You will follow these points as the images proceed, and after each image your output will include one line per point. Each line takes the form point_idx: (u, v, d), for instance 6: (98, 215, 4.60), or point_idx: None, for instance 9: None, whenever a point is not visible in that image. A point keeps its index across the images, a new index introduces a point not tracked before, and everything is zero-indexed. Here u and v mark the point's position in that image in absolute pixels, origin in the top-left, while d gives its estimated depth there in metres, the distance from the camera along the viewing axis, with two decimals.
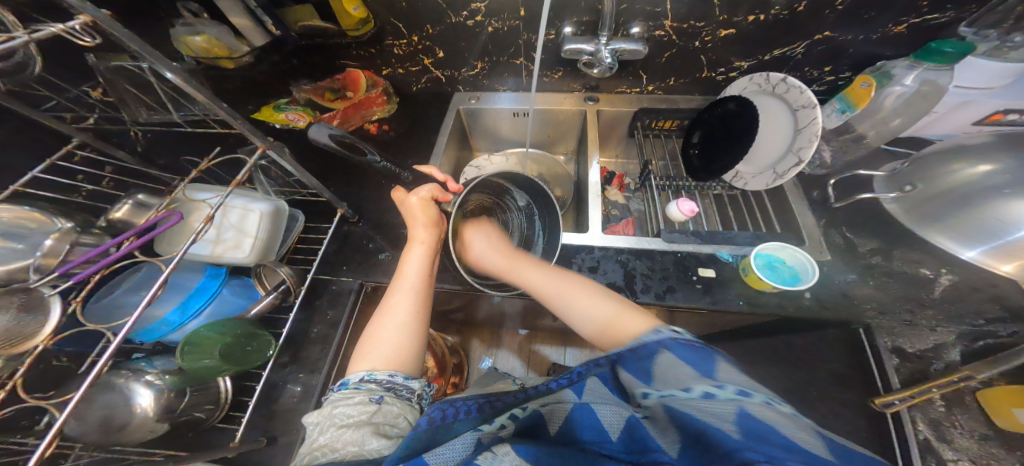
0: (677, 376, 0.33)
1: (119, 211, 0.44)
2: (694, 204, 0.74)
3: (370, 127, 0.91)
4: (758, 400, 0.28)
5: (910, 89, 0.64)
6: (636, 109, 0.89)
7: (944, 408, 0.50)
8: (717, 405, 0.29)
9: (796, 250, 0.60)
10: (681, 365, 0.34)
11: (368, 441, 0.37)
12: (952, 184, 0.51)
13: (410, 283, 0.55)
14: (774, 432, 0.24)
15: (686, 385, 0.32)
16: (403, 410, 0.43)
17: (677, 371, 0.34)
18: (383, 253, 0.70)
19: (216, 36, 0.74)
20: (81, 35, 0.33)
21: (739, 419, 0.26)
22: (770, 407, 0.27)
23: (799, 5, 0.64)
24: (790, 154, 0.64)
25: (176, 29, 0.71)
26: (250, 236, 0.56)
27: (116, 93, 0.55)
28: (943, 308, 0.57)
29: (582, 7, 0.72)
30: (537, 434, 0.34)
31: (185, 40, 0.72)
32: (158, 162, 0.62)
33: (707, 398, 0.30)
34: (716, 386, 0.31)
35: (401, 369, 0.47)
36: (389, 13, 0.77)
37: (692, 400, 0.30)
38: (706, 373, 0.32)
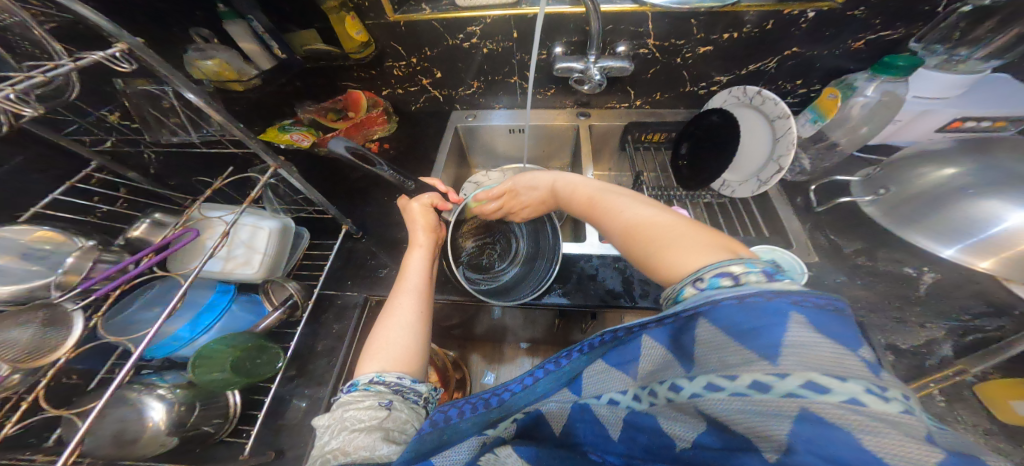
0: (722, 355, 0.25)
1: (136, 230, 0.45)
2: (686, 212, 0.77)
3: (371, 146, 0.94)
4: (836, 398, 0.20)
5: (873, 99, 0.68)
6: (626, 123, 0.94)
7: (944, 404, 0.53)
8: (763, 401, 0.22)
9: (785, 253, 0.62)
10: (730, 344, 0.25)
11: (379, 446, 0.38)
12: (923, 187, 0.54)
13: (412, 285, 0.57)
14: (843, 447, 0.18)
15: (731, 372, 0.24)
16: (410, 415, 0.43)
17: (727, 351, 0.25)
18: (385, 268, 0.72)
19: (226, 60, 0.78)
20: (120, 62, 0.35)
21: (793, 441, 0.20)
22: (849, 410, 0.19)
23: (769, 23, 0.69)
24: (771, 162, 0.68)
25: (189, 54, 0.75)
26: (259, 253, 0.58)
27: (138, 114, 0.58)
28: (930, 305, 0.59)
29: (571, 29, 0.77)
30: (541, 431, 0.36)
31: (197, 65, 0.76)
32: (170, 182, 0.64)
33: (756, 393, 0.22)
34: (776, 374, 0.22)
35: (408, 372, 0.48)
36: (389, 37, 0.82)
37: (735, 397, 0.23)
38: (763, 352, 0.23)
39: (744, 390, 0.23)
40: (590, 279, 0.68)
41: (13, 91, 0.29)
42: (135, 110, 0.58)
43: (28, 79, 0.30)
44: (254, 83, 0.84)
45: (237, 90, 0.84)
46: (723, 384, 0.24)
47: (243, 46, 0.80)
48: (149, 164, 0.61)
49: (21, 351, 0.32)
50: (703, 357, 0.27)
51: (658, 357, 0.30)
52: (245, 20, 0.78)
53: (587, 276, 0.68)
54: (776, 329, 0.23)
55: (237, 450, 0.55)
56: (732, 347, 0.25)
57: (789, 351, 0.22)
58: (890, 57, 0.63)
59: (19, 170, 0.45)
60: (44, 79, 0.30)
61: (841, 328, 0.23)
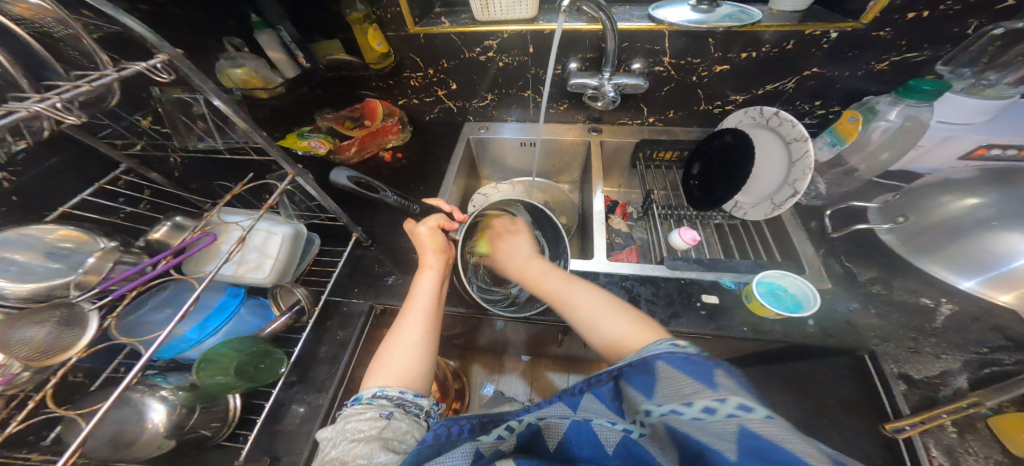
0: (679, 386, 0.30)
1: (157, 232, 0.46)
2: (696, 233, 0.77)
3: (384, 155, 0.95)
4: (760, 415, 0.26)
5: (895, 124, 0.67)
6: (638, 140, 0.94)
7: (956, 435, 0.48)
8: (717, 424, 0.27)
9: (797, 278, 0.61)
10: (682, 377, 0.31)
11: (376, 454, 0.39)
12: (944, 216, 0.53)
13: (421, 304, 0.57)
14: (777, 453, 0.24)
15: (687, 398, 0.29)
16: (411, 426, 0.44)
17: (678, 386, 0.31)
18: (392, 277, 0.73)
19: (254, 69, 0.80)
20: (158, 72, 0.37)
21: (742, 451, 0.25)
22: (770, 422, 0.26)
23: (788, 43, 0.70)
24: (786, 185, 0.66)
25: (220, 63, 0.77)
26: (271, 258, 0.59)
27: (169, 123, 0.61)
28: (945, 337, 0.55)
29: (587, 45, 0.79)
30: (538, 446, 0.35)
31: (227, 73, 0.77)
32: (191, 186, 0.64)
33: (708, 416, 0.28)
34: (718, 400, 0.28)
35: (410, 387, 0.48)
36: (409, 48, 0.84)
37: (694, 421, 0.28)
38: (706, 383, 0.29)
39: (698, 414, 0.28)
40: None
41: (60, 100, 0.30)
42: (168, 119, 0.60)
43: (73, 88, 0.31)
44: (278, 91, 0.87)
45: (262, 98, 0.87)
46: (682, 409, 0.29)
47: (269, 55, 0.83)
48: (174, 168, 0.61)
49: (37, 349, 0.33)
50: (664, 390, 0.31)
51: (631, 395, 0.34)
52: (274, 31, 0.80)
53: None
54: (704, 370, 0.30)
55: (232, 455, 0.54)
56: (682, 380, 0.31)
57: (720, 382, 0.29)
58: (916, 81, 0.60)
59: (51, 170, 0.47)
60: (90, 89, 0.31)
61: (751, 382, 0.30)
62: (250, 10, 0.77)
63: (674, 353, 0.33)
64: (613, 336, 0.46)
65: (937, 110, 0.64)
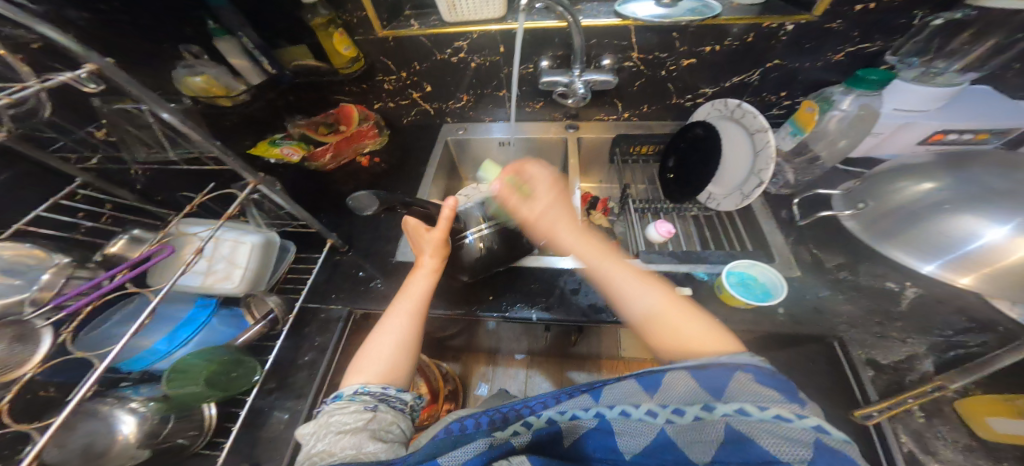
0: (752, 394, 0.34)
1: (114, 246, 0.47)
2: (672, 226, 0.78)
3: (361, 160, 0.95)
4: (837, 437, 0.28)
5: (850, 113, 0.64)
6: (614, 136, 0.95)
7: (924, 419, 0.48)
8: (788, 429, 0.29)
9: (766, 267, 0.61)
10: (766, 389, 0.34)
11: (365, 444, 0.39)
12: (900, 202, 0.54)
13: (407, 307, 0.57)
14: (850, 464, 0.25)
15: (761, 405, 0.32)
16: (396, 418, 0.45)
17: (760, 395, 0.33)
18: (376, 281, 0.73)
19: (214, 76, 0.77)
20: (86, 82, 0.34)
21: (815, 454, 0.26)
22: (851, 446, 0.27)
23: (749, 36, 0.71)
24: (752, 176, 0.67)
25: (177, 70, 0.73)
26: (240, 267, 0.59)
27: (120, 133, 0.60)
28: (912, 321, 0.55)
29: (557, 43, 0.80)
30: (554, 445, 0.38)
31: (185, 81, 0.74)
32: (156, 198, 0.65)
33: (778, 421, 0.30)
34: (797, 414, 0.30)
35: (393, 383, 0.49)
36: (379, 51, 0.85)
37: (761, 422, 0.30)
38: (791, 401, 0.32)
39: (768, 418, 0.30)
40: (572, 293, 0.69)
41: None
42: (116, 130, 0.60)
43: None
44: (242, 98, 0.84)
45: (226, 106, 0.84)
46: (751, 411, 0.31)
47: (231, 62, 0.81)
48: (136, 180, 0.62)
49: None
50: (732, 394, 0.35)
51: (690, 388, 0.37)
52: (235, 37, 0.78)
53: (570, 290, 0.69)
54: (794, 393, 0.33)
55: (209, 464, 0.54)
56: (763, 389, 0.34)
57: (807, 403, 0.32)
58: (863, 71, 0.59)
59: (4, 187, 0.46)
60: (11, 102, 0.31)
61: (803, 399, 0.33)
62: (207, 17, 0.76)
63: (760, 370, 0.37)
64: (683, 342, 0.46)
65: (888, 97, 0.64)
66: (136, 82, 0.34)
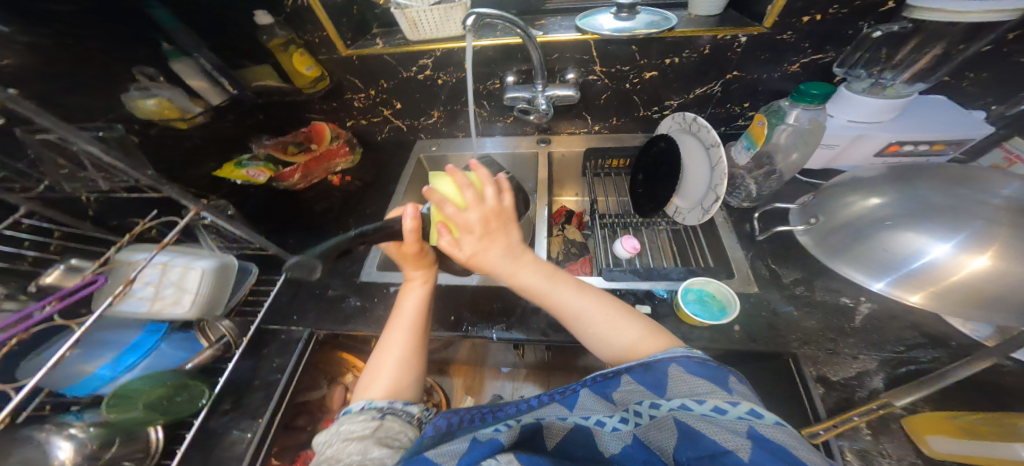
0: (689, 386, 0.35)
1: (50, 275, 0.47)
2: (637, 241, 0.78)
3: (333, 178, 0.96)
4: (769, 422, 0.29)
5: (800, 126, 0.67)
6: (585, 149, 0.96)
7: (871, 437, 0.47)
8: (729, 422, 0.30)
9: (722, 284, 0.60)
10: (694, 379, 0.35)
11: (370, 450, 0.41)
12: (849, 217, 0.53)
13: (405, 322, 0.58)
14: (784, 451, 0.26)
15: (699, 397, 0.33)
16: (404, 427, 0.46)
17: (694, 386, 0.35)
18: (353, 300, 0.73)
19: (168, 98, 0.71)
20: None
21: (757, 448, 0.27)
22: (781, 428, 0.28)
23: (705, 48, 0.71)
24: (710, 191, 0.66)
25: (130, 93, 0.67)
26: (190, 292, 0.55)
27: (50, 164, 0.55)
28: (865, 337, 0.53)
29: (520, 59, 0.81)
30: (537, 443, 0.36)
31: (136, 105, 0.67)
32: (110, 223, 0.65)
33: (717, 414, 0.31)
34: (730, 402, 0.32)
35: (399, 397, 0.50)
36: (344, 71, 0.87)
37: (703, 416, 0.31)
38: (724, 389, 0.33)
39: (709, 412, 0.31)
40: (533, 313, 0.68)
41: None
42: (44, 164, 0.54)
43: None
44: (200, 121, 0.78)
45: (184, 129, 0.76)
46: (693, 405, 0.33)
47: (189, 84, 0.76)
48: (87, 207, 0.61)
49: None
50: (676, 388, 0.35)
51: (637, 389, 0.38)
52: (192, 58, 0.76)
53: (531, 310, 0.69)
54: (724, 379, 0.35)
55: None
56: (697, 381, 0.35)
57: (734, 388, 0.34)
58: (806, 85, 0.59)
59: None
60: None
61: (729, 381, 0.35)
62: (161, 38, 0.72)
63: (688, 358, 0.38)
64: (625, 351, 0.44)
65: (841, 108, 0.65)
66: (49, 118, 0.35)
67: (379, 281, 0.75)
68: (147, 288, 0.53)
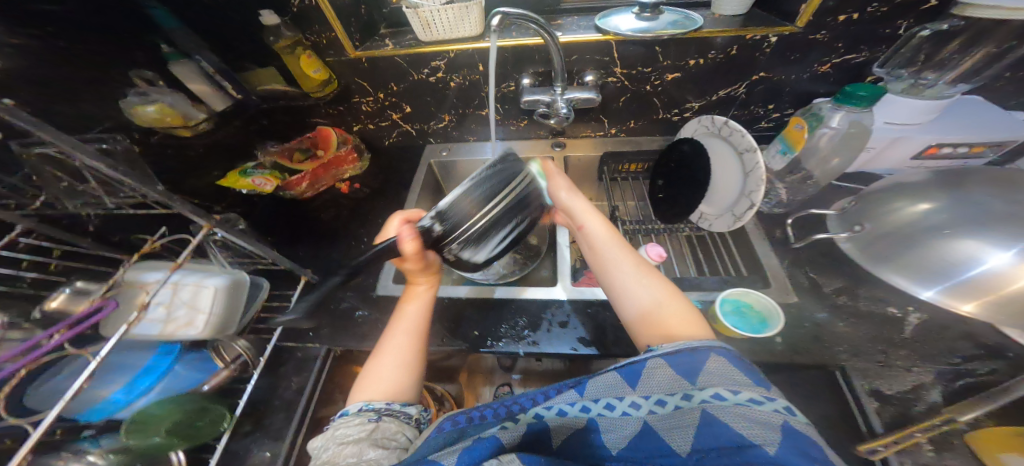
0: (726, 379, 0.34)
1: (55, 301, 0.44)
2: (663, 249, 0.74)
3: (341, 186, 0.92)
4: (802, 420, 0.30)
5: (840, 130, 0.64)
6: (601, 153, 0.93)
7: (933, 454, 0.45)
8: (761, 414, 0.30)
9: (762, 294, 0.57)
10: (735, 372, 0.35)
11: (365, 452, 0.40)
12: (900, 222, 0.52)
13: (408, 325, 0.54)
14: (813, 449, 0.27)
15: (736, 389, 0.33)
16: (401, 426, 0.44)
17: (731, 378, 0.34)
18: (361, 311, 0.70)
19: (170, 104, 0.67)
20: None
21: (785, 441, 0.27)
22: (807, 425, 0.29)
23: (732, 49, 0.69)
24: (743, 197, 0.64)
25: (129, 98, 0.64)
26: (204, 313, 0.49)
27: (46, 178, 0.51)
28: (917, 349, 0.51)
29: (537, 60, 0.78)
30: (545, 443, 0.36)
31: (135, 111, 0.64)
32: (113, 238, 0.61)
33: (753, 405, 0.31)
34: (766, 397, 0.32)
35: (398, 398, 0.48)
36: (353, 73, 0.83)
37: (737, 406, 0.31)
38: (761, 384, 0.33)
39: (743, 401, 0.32)
40: (562, 326, 0.65)
41: None
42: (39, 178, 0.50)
43: None
44: (203, 127, 0.75)
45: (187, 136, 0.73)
46: (727, 396, 0.32)
47: (188, 88, 0.73)
48: (88, 222, 0.57)
49: None
50: (707, 378, 0.35)
51: (667, 376, 0.37)
52: (192, 61, 0.72)
53: (559, 323, 0.66)
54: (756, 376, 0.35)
55: None
56: (733, 372, 0.35)
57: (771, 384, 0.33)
58: (851, 87, 0.56)
59: None
60: None
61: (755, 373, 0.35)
62: (160, 40, 0.68)
63: (727, 352, 0.38)
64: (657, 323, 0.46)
65: (880, 111, 0.62)
66: (42, 124, 0.30)
67: (398, 295, 0.71)
68: (159, 307, 0.48)
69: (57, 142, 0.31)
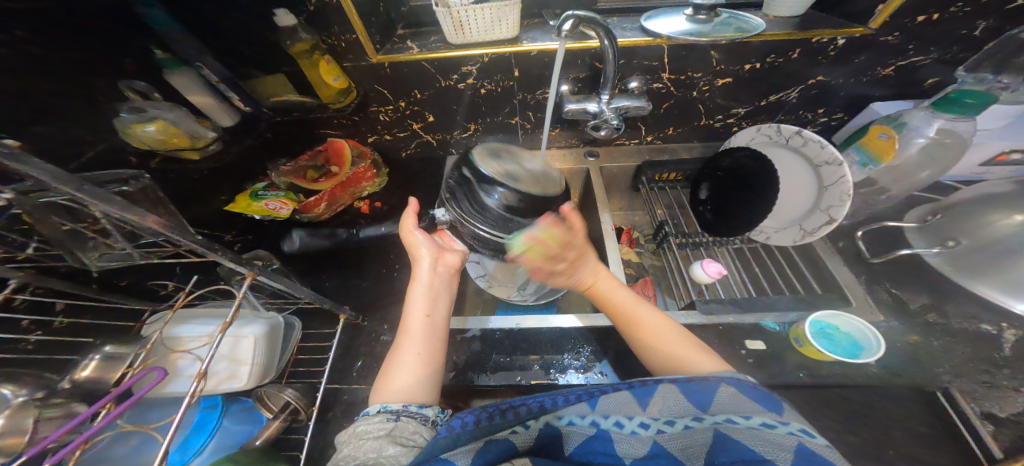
0: (739, 406, 0.35)
1: (85, 368, 0.39)
2: (718, 264, 0.68)
3: (360, 205, 0.85)
4: (820, 442, 0.31)
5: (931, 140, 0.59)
6: (639, 163, 0.88)
7: None
8: (775, 436, 0.31)
9: (851, 316, 0.54)
10: (746, 400, 0.36)
11: (385, 448, 0.37)
12: (997, 235, 0.53)
13: (415, 326, 0.51)
14: None
15: (745, 413, 0.34)
16: (419, 428, 0.41)
17: (743, 406, 0.35)
18: None
19: (173, 122, 0.58)
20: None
21: (799, 459, 0.29)
22: (829, 450, 0.30)
23: (793, 52, 0.65)
24: (818, 211, 0.62)
25: (124, 116, 0.54)
26: (245, 363, 0.48)
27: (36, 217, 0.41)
28: (1021, 368, 0.49)
29: (580, 65, 0.72)
30: (553, 450, 0.36)
31: (134, 132, 0.55)
32: (120, 283, 0.51)
33: (766, 428, 0.32)
34: (780, 421, 0.33)
35: (413, 400, 0.44)
36: (374, 80, 0.73)
37: (749, 429, 0.32)
38: (771, 408, 0.35)
39: (755, 426, 0.33)
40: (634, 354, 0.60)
41: None
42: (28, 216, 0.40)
43: None
44: (212, 149, 0.67)
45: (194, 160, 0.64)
46: (738, 419, 0.34)
47: (190, 102, 0.64)
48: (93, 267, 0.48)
49: None
50: (719, 405, 0.36)
51: (672, 397, 0.38)
52: (192, 69, 0.63)
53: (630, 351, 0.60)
54: (767, 398, 0.36)
55: None
56: (744, 401, 0.36)
57: (785, 409, 0.34)
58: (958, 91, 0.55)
59: None
60: None
61: (767, 400, 0.36)
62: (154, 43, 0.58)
63: (740, 381, 0.38)
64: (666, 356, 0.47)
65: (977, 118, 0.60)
66: (44, 166, 0.24)
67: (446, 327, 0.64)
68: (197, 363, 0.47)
69: (81, 194, 0.26)
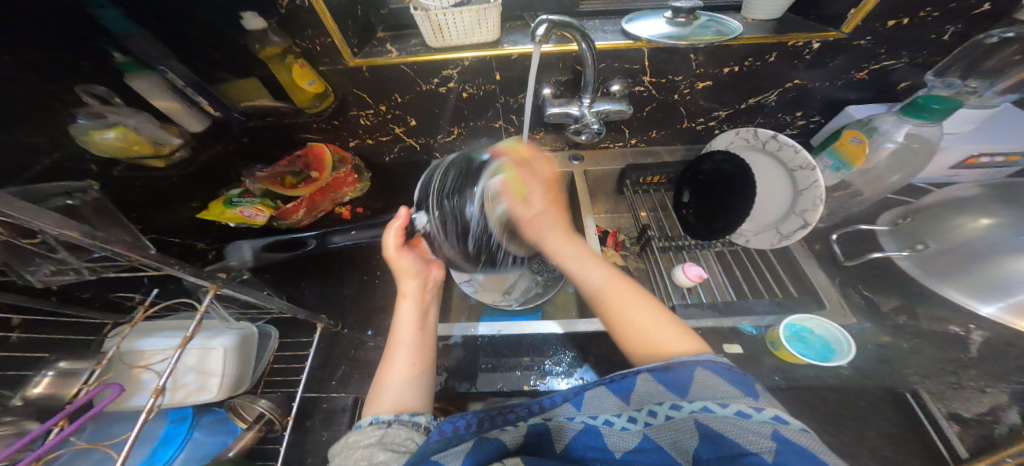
0: (714, 391, 0.32)
1: (37, 385, 0.39)
2: (699, 267, 0.68)
3: (341, 211, 0.83)
4: (795, 426, 0.28)
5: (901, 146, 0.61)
6: (623, 166, 0.88)
7: None
8: (752, 424, 0.29)
9: (823, 319, 0.54)
10: (721, 383, 0.33)
11: (375, 454, 0.37)
12: (961, 239, 0.54)
13: (406, 339, 0.50)
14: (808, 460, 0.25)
15: (723, 400, 0.31)
16: (412, 433, 0.41)
17: (718, 389, 0.32)
18: None
19: (134, 128, 0.56)
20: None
21: (778, 447, 0.26)
22: (809, 436, 0.27)
23: (770, 56, 0.66)
24: (793, 215, 0.62)
25: (79, 122, 0.52)
26: (216, 375, 0.48)
27: None
28: (986, 367, 0.50)
29: (561, 69, 0.72)
30: (546, 446, 0.36)
31: (91, 139, 0.53)
32: (82, 296, 0.50)
33: (742, 417, 0.29)
34: (755, 407, 0.30)
35: (405, 407, 0.43)
36: (350, 83, 0.71)
37: (725, 418, 0.30)
38: (748, 393, 0.31)
39: (731, 414, 0.30)
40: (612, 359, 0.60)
41: None
42: None
43: None
44: (180, 156, 0.65)
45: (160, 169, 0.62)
46: (715, 408, 0.31)
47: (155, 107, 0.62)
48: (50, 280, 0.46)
49: None
50: (697, 390, 0.33)
51: (656, 390, 0.36)
52: (157, 73, 0.60)
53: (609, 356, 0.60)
54: (749, 384, 0.32)
55: None
56: (720, 384, 0.33)
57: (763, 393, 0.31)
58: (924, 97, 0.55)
59: None
60: None
61: (745, 383, 0.32)
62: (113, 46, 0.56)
63: (717, 363, 0.35)
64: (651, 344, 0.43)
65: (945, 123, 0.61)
66: None
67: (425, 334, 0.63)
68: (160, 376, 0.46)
69: None
